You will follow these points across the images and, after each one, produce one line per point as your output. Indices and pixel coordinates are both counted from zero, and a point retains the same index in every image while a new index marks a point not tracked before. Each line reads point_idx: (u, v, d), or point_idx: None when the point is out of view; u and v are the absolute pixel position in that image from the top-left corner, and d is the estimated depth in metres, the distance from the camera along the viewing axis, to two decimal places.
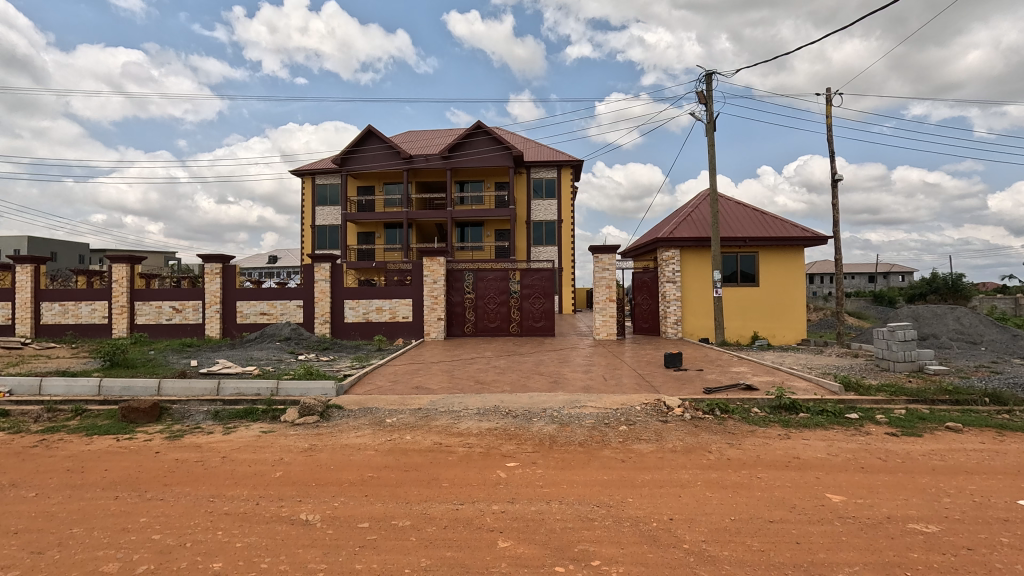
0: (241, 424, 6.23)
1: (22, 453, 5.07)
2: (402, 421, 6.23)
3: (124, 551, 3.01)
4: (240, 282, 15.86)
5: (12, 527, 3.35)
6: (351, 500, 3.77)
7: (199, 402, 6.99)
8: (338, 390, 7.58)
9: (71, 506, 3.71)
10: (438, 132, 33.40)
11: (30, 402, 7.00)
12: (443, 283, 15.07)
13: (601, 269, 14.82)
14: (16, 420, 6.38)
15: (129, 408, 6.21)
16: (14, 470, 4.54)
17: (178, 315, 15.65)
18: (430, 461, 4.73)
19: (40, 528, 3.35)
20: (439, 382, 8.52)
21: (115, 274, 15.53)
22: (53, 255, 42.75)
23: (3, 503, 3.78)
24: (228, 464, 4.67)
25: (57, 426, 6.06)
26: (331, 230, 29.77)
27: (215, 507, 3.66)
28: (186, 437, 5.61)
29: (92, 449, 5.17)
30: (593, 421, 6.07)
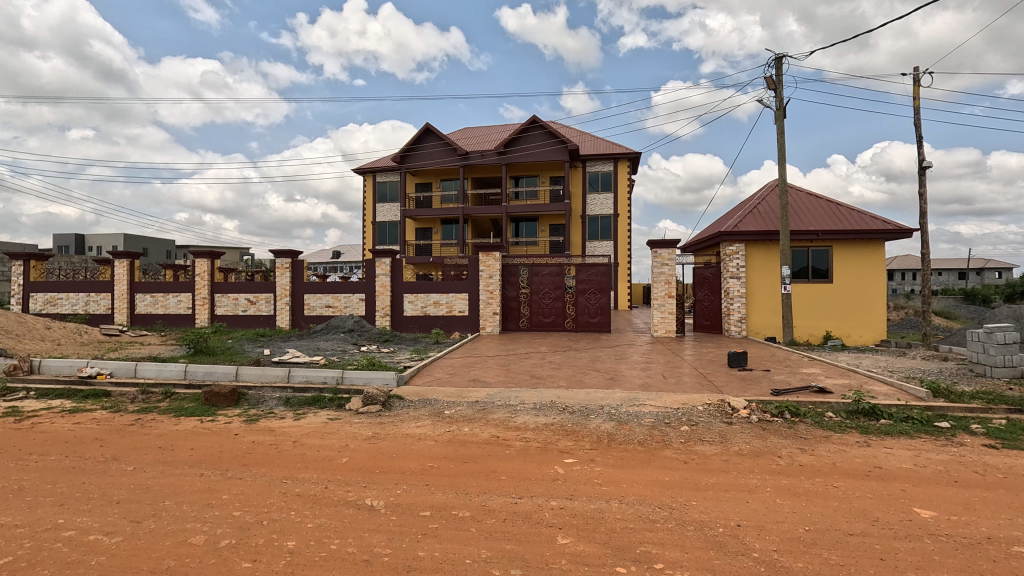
0: (310, 410, 6.59)
1: (122, 430, 5.58)
2: (460, 413, 6.35)
3: (209, 525, 3.26)
4: (307, 276, 16.71)
5: (116, 496, 3.72)
6: (413, 488, 3.90)
7: (272, 388, 7.45)
8: (399, 380, 7.83)
9: (163, 480, 4.06)
10: (493, 129, 33.62)
11: (128, 383, 7.72)
12: (498, 278, 15.18)
13: (661, 265, 14.43)
14: (116, 400, 7.05)
15: (211, 392, 6.71)
16: (117, 445, 5.02)
17: (252, 307, 16.71)
18: (488, 453, 4.79)
19: (137, 498, 3.70)
20: (495, 376, 8.62)
21: (198, 268, 16.80)
22: (145, 251, 46.81)
23: (106, 474, 4.19)
24: (299, 448, 4.96)
25: (150, 407, 6.65)
26: (391, 226, 30.79)
27: (289, 488, 3.88)
28: (262, 421, 6.00)
29: (179, 429, 5.62)
30: (653, 420, 5.92)
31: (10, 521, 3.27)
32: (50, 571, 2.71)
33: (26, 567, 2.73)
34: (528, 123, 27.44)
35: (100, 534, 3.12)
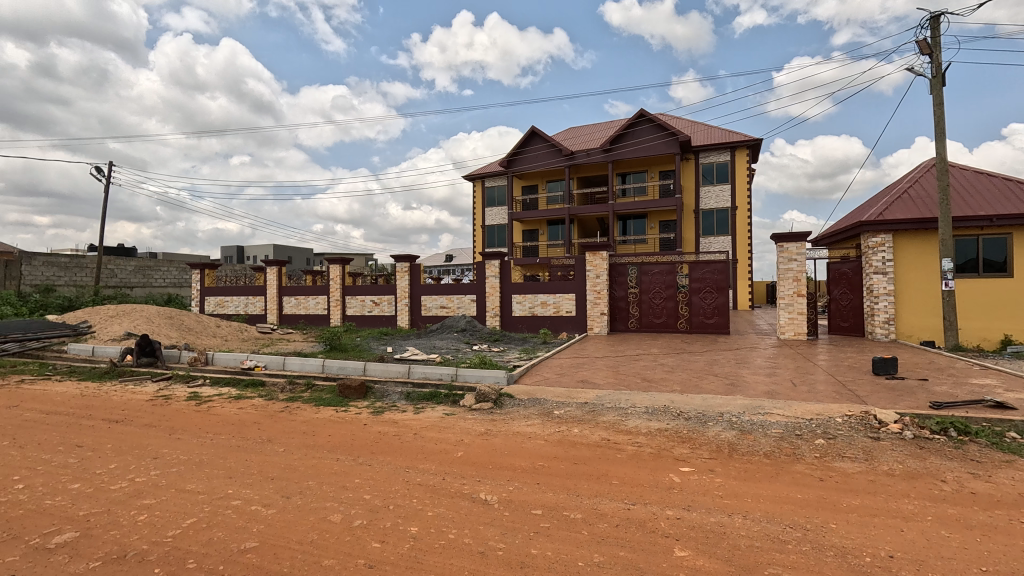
0: (428, 405, 7.02)
1: (275, 416, 6.41)
2: (570, 414, 6.34)
3: (344, 505, 3.62)
4: (424, 278, 17.82)
5: (271, 473, 4.28)
6: (525, 486, 3.97)
7: (395, 383, 8.07)
8: (509, 379, 8.03)
9: (307, 462, 4.59)
10: (599, 126, 33.14)
11: (278, 374, 8.85)
12: (606, 278, 14.91)
13: (787, 261, 13.16)
14: (270, 389, 8.12)
15: (344, 385, 7.45)
16: (272, 428, 5.78)
17: (377, 308, 18.22)
18: (598, 456, 4.73)
19: (288, 476, 4.22)
20: (604, 377, 8.47)
21: (332, 273, 18.74)
22: (290, 259, 53.35)
23: (264, 453, 4.84)
24: (419, 440, 5.30)
25: (296, 396, 7.56)
26: (499, 229, 31.74)
27: (412, 478, 4.17)
28: (387, 413, 6.52)
29: (319, 417, 6.31)
30: (781, 431, 5.41)
31: (194, 488, 3.90)
32: (224, 534, 3.18)
33: (205, 528, 3.24)
34: (635, 117, 26.61)
35: (260, 505, 3.61)
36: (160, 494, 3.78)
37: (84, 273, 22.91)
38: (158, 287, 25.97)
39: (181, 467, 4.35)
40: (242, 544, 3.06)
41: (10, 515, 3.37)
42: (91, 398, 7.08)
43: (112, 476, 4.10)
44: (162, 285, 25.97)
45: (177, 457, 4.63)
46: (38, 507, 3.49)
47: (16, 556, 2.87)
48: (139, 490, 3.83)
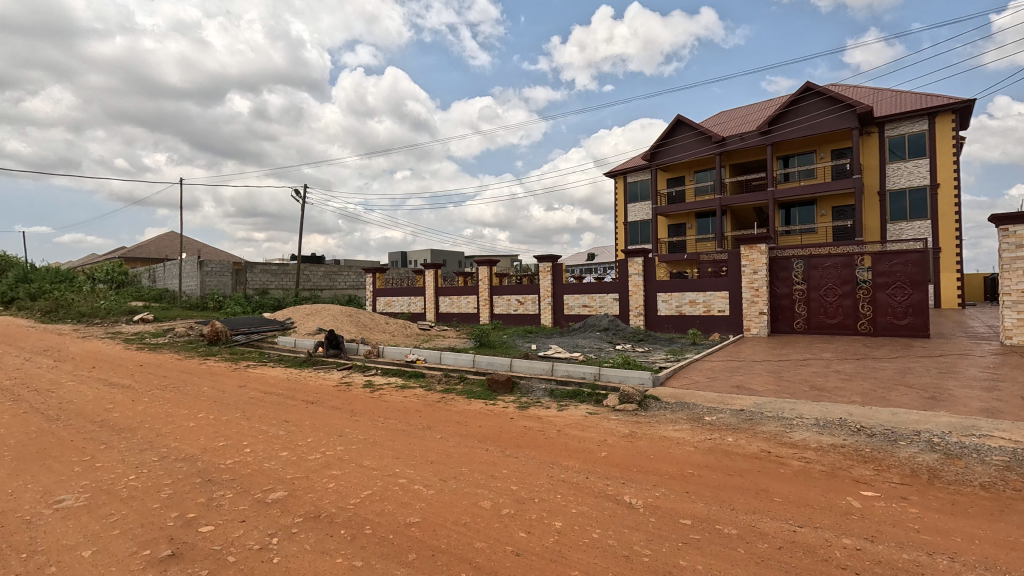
0: (571, 403, 7.09)
1: (433, 405, 7.05)
2: (723, 421, 5.88)
3: (493, 493, 3.83)
4: (566, 277, 18.02)
5: (431, 457, 4.71)
6: (672, 493, 3.80)
7: (539, 379, 8.31)
8: (654, 380, 7.74)
9: (461, 449, 4.96)
10: (755, 107, 30.11)
11: (436, 367, 9.71)
12: (765, 273, 13.49)
13: (1015, 248, 10.52)
14: (429, 380, 8.95)
15: (492, 379, 7.88)
16: (430, 416, 6.36)
17: (522, 306, 18.91)
18: (757, 469, 4.31)
19: (444, 460, 4.62)
20: (764, 383, 7.67)
21: (481, 274, 19.95)
22: (444, 262, 58.06)
23: (424, 438, 5.35)
24: (563, 437, 5.38)
25: (450, 388, 8.21)
26: (642, 225, 30.70)
27: (556, 473, 4.25)
28: (531, 409, 6.75)
29: (471, 408, 6.78)
30: (1006, 460, 4.35)
31: (370, 464, 4.48)
32: (393, 506, 3.60)
33: (378, 500, 3.71)
34: (799, 92, 23.59)
35: (422, 485, 4.00)
36: (344, 466, 4.41)
37: (288, 278, 27.72)
38: (340, 289, 30.32)
39: (359, 445, 5.04)
40: (407, 518, 3.43)
41: (242, 472, 4.25)
42: (294, 381, 8.57)
43: (310, 448, 4.91)
44: (344, 287, 30.26)
45: (356, 436, 5.36)
46: (260, 468, 4.34)
47: (246, 505, 3.60)
48: (328, 461, 4.52)
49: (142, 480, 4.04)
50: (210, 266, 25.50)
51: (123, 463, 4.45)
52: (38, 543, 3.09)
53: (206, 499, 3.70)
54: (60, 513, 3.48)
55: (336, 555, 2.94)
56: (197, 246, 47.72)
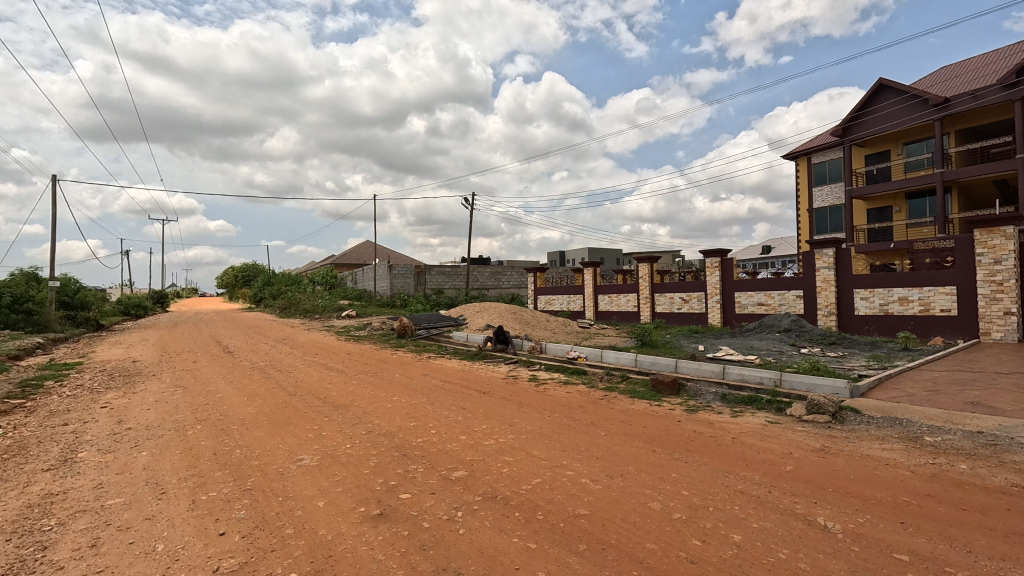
0: (747, 409, 6.49)
1: (595, 402, 7.07)
2: (952, 444, 4.80)
3: (663, 496, 3.71)
4: (737, 273, 16.51)
5: (596, 453, 4.74)
6: (881, 522, 3.24)
7: (709, 383, 7.76)
8: (852, 390, 6.66)
9: (626, 449, 4.89)
10: (994, 55, 23.94)
11: (597, 365, 9.71)
12: (1014, 261, 10.58)
13: None
14: (590, 377, 8.99)
15: (657, 380, 7.61)
16: (593, 413, 6.39)
17: (687, 305, 17.87)
18: (1006, 507, 3.43)
19: (610, 458, 4.61)
20: (1014, 402, 6.06)
21: (641, 272, 19.38)
22: (602, 261, 57.75)
23: (588, 434, 5.40)
24: (739, 445, 4.96)
25: (612, 387, 8.14)
26: (832, 211, 26.63)
27: (732, 483, 3.94)
28: (701, 413, 6.34)
29: (634, 408, 6.63)
30: None
31: (539, 454, 4.68)
32: (562, 497, 3.72)
33: (548, 489, 3.86)
34: None
35: (588, 480, 4.05)
36: (516, 454, 4.69)
37: (459, 278, 30.34)
38: (504, 288, 32.16)
39: (528, 435, 5.30)
40: (576, 509, 3.51)
41: (430, 450, 4.80)
42: (468, 373, 9.36)
43: (485, 434, 5.32)
44: (507, 286, 32.02)
45: (524, 427, 5.65)
46: (444, 448, 4.85)
47: (435, 479, 4.06)
48: (501, 448, 4.85)
49: (355, 449, 4.83)
50: (397, 269, 29.19)
51: (341, 433, 5.36)
52: (288, 490, 3.91)
53: (403, 470, 4.26)
54: (300, 469, 4.35)
55: (512, 535, 3.16)
56: (387, 253, 55.02)
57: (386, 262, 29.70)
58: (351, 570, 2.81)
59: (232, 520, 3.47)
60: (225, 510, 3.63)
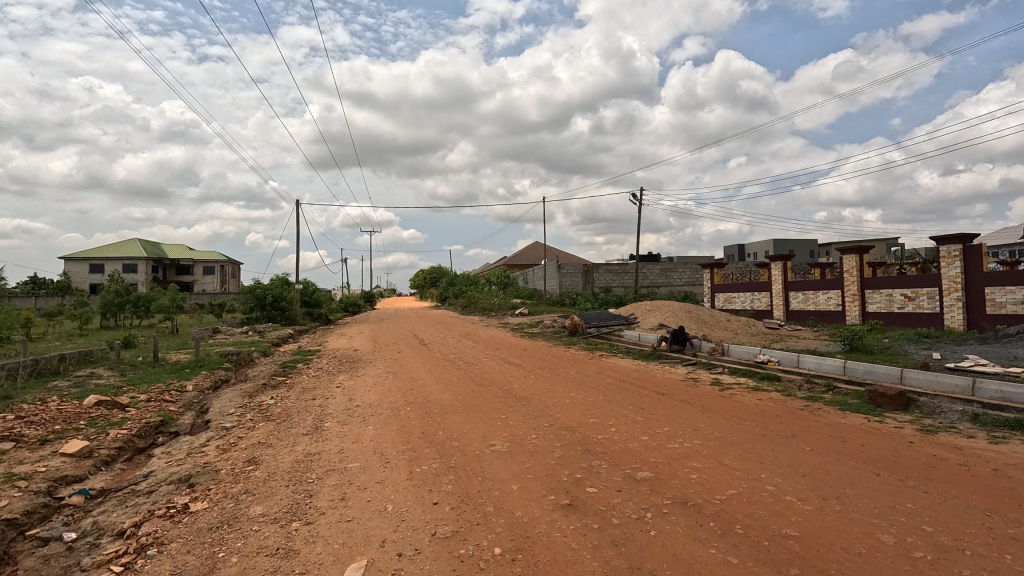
0: (1014, 436, 5.11)
1: (795, 412, 6.29)
2: None
3: (897, 528, 3.15)
4: (988, 264, 13.12)
5: (801, 469, 4.22)
6: None
7: (951, 399, 6.31)
8: None
9: (840, 468, 4.26)
10: None
11: (793, 371, 8.62)
12: None
13: None
14: (786, 385, 8.02)
15: (876, 392, 6.46)
16: (794, 424, 5.70)
17: (911, 303, 14.80)
18: None
19: (820, 476, 4.06)
20: None
21: (847, 265, 16.64)
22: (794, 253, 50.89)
23: (789, 447, 4.84)
24: (1004, 479, 3.94)
25: (815, 396, 7.14)
26: None
27: (998, 526, 3.16)
28: (942, 435, 5.20)
29: (846, 423, 5.73)
30: None
31: (731, 463, 4.36)
32: (763, 512, 3.41)
33: (746, 502, 3.58)
34: None
35: (794, 498, 3.64)
36: (705, 461, 4.44)
37: (628, 276, 29.73)
38: (677, 286, 30.53)
39: (716, 442, 4.97)
40: (783, 529, 3.19)
41: (612, 448, 4.82)
42: (644, 373, 9.13)
43: (668, 437, 5.16)
44: (680, 284, 30.36)
45: (711, 433, 5.31)
46: (626, 447, 4.83)
47: (620, 477, 4.07)
48: (687, 453, 4.64)
49: (541, 440, 5.10)
50: (565, 269, 29.87)
51: (526, 424, 5.71)
52: (485, 472, 4.31)
53: (588, 465, 4.37)
54: (494, 454, 4.76)
55: (709, 545, 3.01)
56: (555, 253, 56.71)
57: (555, 262, 30.57)
58: (548, 554, 2.99)
59: (443, 492, 3.96)
60: (436, 482, 4.17)
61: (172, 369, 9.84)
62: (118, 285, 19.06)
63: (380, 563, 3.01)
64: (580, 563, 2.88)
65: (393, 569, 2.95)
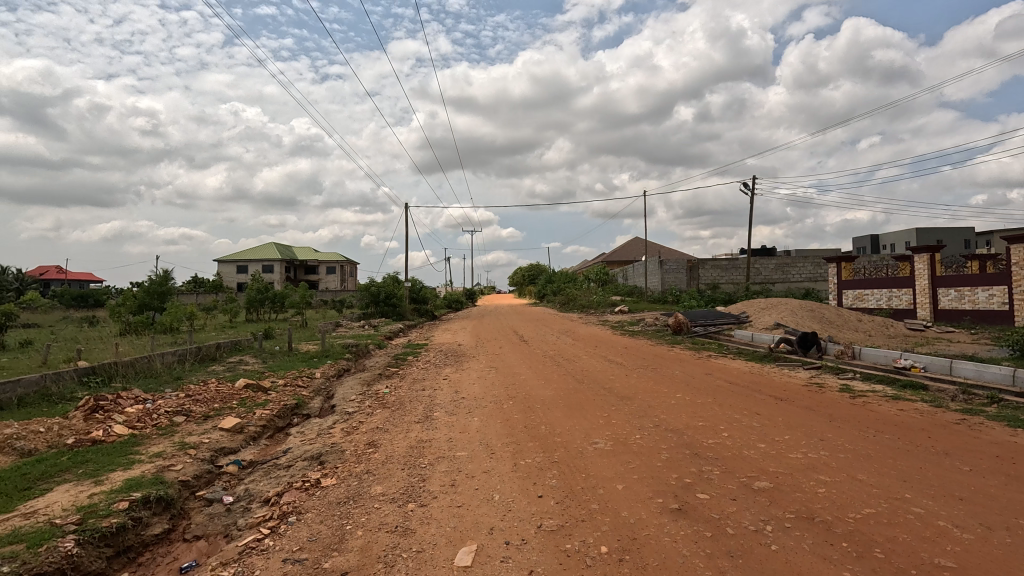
0: None
1: (947, 427, 5.45)
2: None
3: None
4: None
5: (957, 492, 3.66)
6: None
7: None
8: None
9: (1009, 494, 3.63)
10: None
11: (944, 379, 7.47)
12: None
13: None
14: (934, 395, 6.97)
15: None
16: (946, 440, 4.94)
17: None
18: None
19: (983, 502, 3.49)
20: None
21: (1016, 256, 14.06)
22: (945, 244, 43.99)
23: (940, 465, 4.22)
24: None
25: (974, 409, 6.12)
26: None
27: None
28: None
29: (1018, 443, 4.85)
30: None
31: (867, 479, 3.90)
32: (910, 537, 3.01)
33: (887, 523, 3.18)
34: None
35: (948, 523, 3.16)
36: (834, 474, 4.02)
37: (739, 272, 27.77)
38: (796, 282, 27.89)
39: (847, 455, 4.48)
40: (934, 558, 2.79)
41: (725, 453, 4.55)
42: (759, 376, 8.48)
43: (788, 445, 4.75)
44: (799, 280, 27.71)
45: (841, 444, 4.80)
46: (741, 454, 4.53)
47: (735, 485, 3.83)
48: (813, 465, 4.24)
49: (645, 441, 4.97)
50: (668, 265, 28.67)
51: (629, 423, 5.58)
52: (589, 469, 4.29)
53: (698, 470, 4.16)
54: (596, 451, 4.73)
55: (840, 567, 2.73)
56: (657, 249, 54.57)
57: (657, 258, 29.46)
58: (658, 558, 2.90)
59: (547, 486, 4.02)
60: (540, 475, 4.23)
61: (303, 359, 11.02)
62: (259, 284, 21.72)
63: (489, 549, 3.13)
64: (693, 571, 2.76)
65: (502, 556, 3.05)
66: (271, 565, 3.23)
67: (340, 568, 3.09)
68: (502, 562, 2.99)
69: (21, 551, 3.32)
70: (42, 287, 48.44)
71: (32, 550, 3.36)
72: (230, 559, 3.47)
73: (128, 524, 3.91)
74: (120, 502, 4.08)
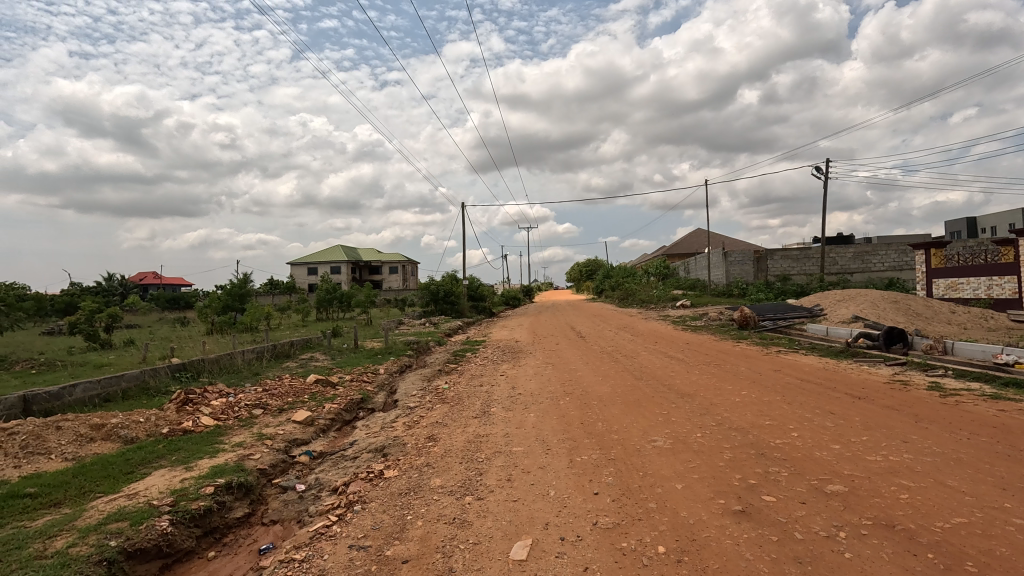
0: None
1: None
2: None
3: None
4: None
5: None
6: None
7: None
8: None
9: None
10: None
11: None
12: None
13: None
14: None
15: None
16: None
17: None
18: None
19: None
20: None
21: None
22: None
23: None
24: None
25: None
26: None
27: None
28: None
29: None
30: None
31: (957, 486, 3.56)
32: (1008, 551, 2.72)
33: (981, 535, 2.89)
34: None
35: None
36: (919, 479, 3.70)
37: (812, 262, 26.06)
38: (878, 271, 25.79)
39: (934, 459, 4.11)
40: None
41: (794, 454, 4.29)
42: (834, 372, 7.95)
43: (868, 448, 4.40)
44: (881, 269, 25.55)
45: (929, 447, 4.40)
46: (812, 455, 4.25)
47: (805, 489, 3.61)
48: (893, 468, 3.93)
49: (707, 439, 4.78)
50: (733, 256, 27.44)
51: (691, 422, 5.38)
52: (647, 468, 4.19)
53: (764, 471, 3.96)
54: (655, 450, 4.61)
55: None
56: (720, 240, 52.12)
57: (720, 250, 28.27)
58: (718, 561, 2.80)
59: (604, 483, 3.97)
60: (596, 473, 4.18)
61: (368, 355, 11.53)
62: (327, 284, 22.91)
63: (545, 544, 3.14)
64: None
65: (557, 552, 3.05)
66: (339, 550, 3.41)
67: (401, 556, 3.21)
68: (557, 558, 2.99)
69: (125, 528, 3.70)
70: (141, 290, 53.79)
71: (134, 527, 3.73)
72: (301, 543, 3.69)
73: (214, 506, 4.28)
74: (207, 487, 4.45)
